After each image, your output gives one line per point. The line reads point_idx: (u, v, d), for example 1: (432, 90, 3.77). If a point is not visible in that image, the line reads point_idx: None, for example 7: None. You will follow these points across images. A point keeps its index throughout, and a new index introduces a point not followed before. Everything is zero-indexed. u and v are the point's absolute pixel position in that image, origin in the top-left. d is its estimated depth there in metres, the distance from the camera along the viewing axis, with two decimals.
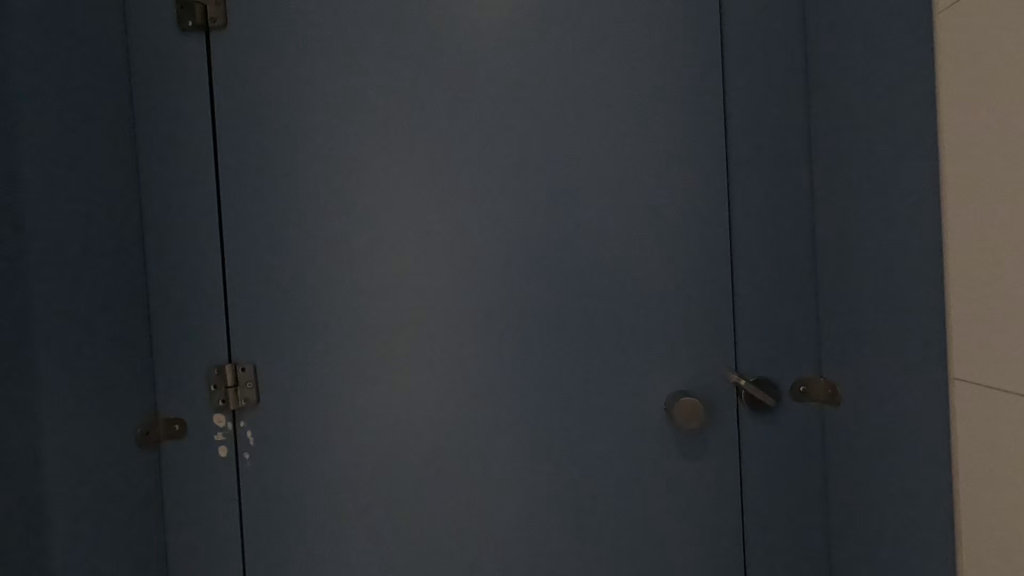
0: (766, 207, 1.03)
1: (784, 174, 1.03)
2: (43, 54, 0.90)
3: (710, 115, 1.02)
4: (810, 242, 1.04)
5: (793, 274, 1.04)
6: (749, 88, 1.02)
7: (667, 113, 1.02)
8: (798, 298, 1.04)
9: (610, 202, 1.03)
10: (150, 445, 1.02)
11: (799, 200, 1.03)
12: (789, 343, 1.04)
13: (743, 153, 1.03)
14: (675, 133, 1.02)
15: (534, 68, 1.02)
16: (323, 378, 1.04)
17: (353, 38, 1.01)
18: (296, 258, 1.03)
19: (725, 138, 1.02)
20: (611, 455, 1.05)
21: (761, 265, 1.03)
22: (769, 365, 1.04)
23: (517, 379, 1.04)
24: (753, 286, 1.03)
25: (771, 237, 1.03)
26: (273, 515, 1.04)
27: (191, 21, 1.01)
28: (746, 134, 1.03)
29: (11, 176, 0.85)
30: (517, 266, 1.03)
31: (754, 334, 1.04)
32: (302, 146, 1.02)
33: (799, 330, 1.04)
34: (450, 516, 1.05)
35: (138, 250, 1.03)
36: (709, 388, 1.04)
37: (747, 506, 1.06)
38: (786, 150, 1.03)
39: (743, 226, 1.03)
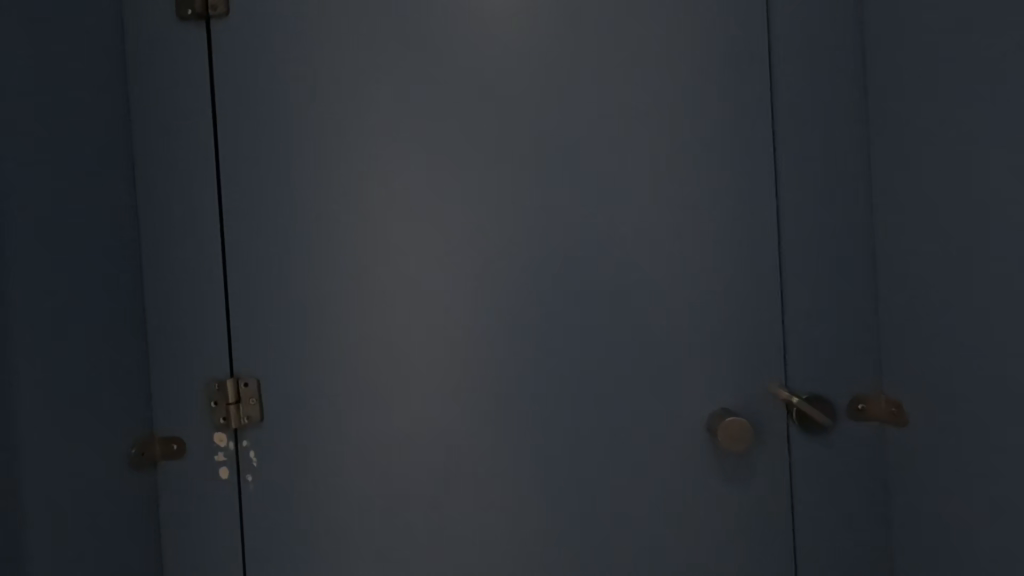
0: (813, 207, 0.95)
1: (831, 172, 0.95)
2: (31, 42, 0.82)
3: (755, 108, 0.94)
4: (861, 246, 0.96)
5: (842, 280, 0.96)
6: (792, 79, 0.95)
7: (705, 105, 0.94)
8: (847, 306, 0.96)
9: (642, 202, 0.95)
10: (145, 465, 0.95)
11: (849, 200, 0.95)
12: (837, 355, 0.96)
13: (790, 148, 0.95)
14: (713, 127, 0.94)
15: (560, 58, 0.94)
16: (332, 393, 0.96)
17: (367, 25, 0.94)
18: (310, 264, 0.95)
19: (771, 133, 0.95)
20: (646, 475, 0.97)
21: (806, 271, 0.96)
22: (814, 379, 0.96)
23: (545, 393, 0.96)
24: (797, 294, 0.96)
25: (817, 240, 0.95)
26: (278, 541, 0.97)
27: (191, 9, 0.94)
28: (790, 129, 0.95)
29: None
30: (546, 271, 0.95)
31: (803, 345, 0.96)
32: (316, 143, 0.95)
33: (847, 341, 0.96)
34: (465, 544, 0.97)
35: (134, 257, 0.95)
36: (751, 405, 0.96)
37: (797, 531, 0.98)
38: (835, 146, 0.95)
39: (791, 228, 0.95)
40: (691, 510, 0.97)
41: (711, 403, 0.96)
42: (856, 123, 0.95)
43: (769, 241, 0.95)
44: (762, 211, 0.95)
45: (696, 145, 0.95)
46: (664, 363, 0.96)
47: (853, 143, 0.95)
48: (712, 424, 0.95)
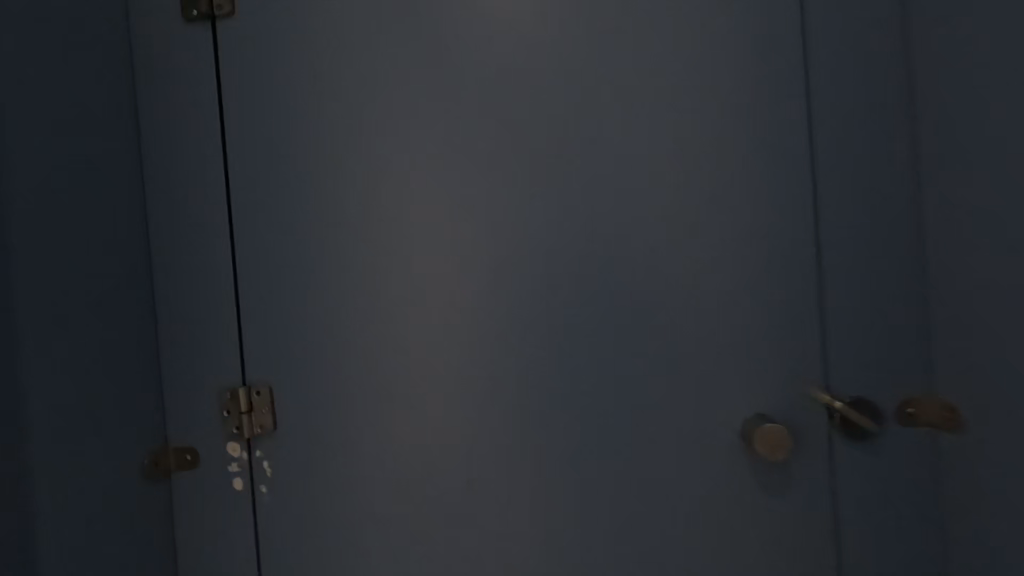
0: (849, 197, 0.90)
1: (865, 158, 0.90)
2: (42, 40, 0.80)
3: (786, 93, 0.89)
4: (900, 236, 0.90)
5: (878, 274, 0.90)
6: (826, 63, 0.90)
7: (731, 91, 0.89)
8: (885, 300, 0.90)
9: (667, 195, 0.90)
10: (158, 477, 0.92)
11: (886, 188, 0.90)
12: (874, 353, 0.91)
13: (826, 134, 0.90)
14: (738, 114, 0.89)
15: (576, 46, 0.90)
16: (346, 401, 0.93)
17: (376, 18, 0.91)
18: (323, 266, 0.93)
19: (806, 119, 0.90)
20: (676, 482, 0.92)
21: (840, 265, 0.90)
22: (852, 380, 0.91)
23: (567, 396, 0.92)
24: (832, 289, 0.91)
25: (851, 232, 0.90)
26: (293, 553, 0.94)
27: (197, 10, 0.92)
28: (822, 115, 0.90)
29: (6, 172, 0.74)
30: (567, 269, 0.91)
31: (844, 343, 0.91)
32: (326, 142, 0.92)
33: (887, 338, 0.91)
34: (483, 556, 0.93)
35: (145, 263, 0.93)
36: (788, 410, 0.91)
37: (841, 541, 0.92)
38: (869, 132, 0.90)
39: (831, 219, 0.90)
40: (723, 519, 0.92)
41: (744, 407, 0.91)
42: (891, 107, 0.89)
43: (802, 234, 0.90)
44: (793, 202, 0.90)
45: (722, 134, 0.90)
46: (691, 365, 0.91)
47: (890, 129, 0.89)
48: (748, 431, 0.90)
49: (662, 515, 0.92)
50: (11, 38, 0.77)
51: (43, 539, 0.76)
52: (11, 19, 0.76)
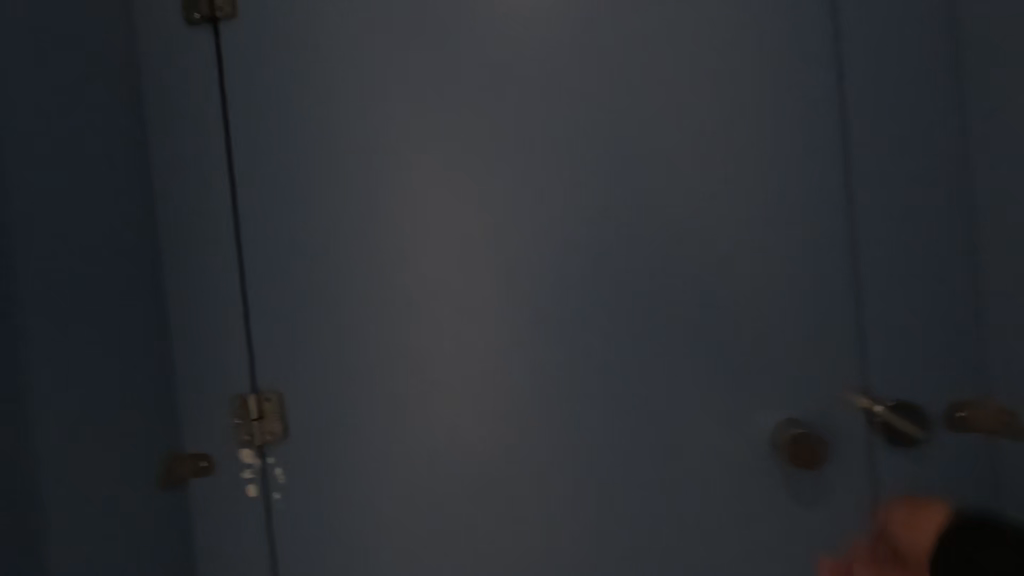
0: (884, 186, 0.84)
1: (901, 144, 0.84)
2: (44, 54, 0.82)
3: (816, 73, 0.83)
4: (938, 226, 0.85)
5: (916, 267, 0.85)
6: (860, 41, 0.84)
7: (754, 73, 0.84)
8: (925, 296, 0.85)
9: (686, 186, 0.85)
10: (173, 484, 0.91)
11: (922, 176, 0.84)
12: (915, 351, 0.85)
13: (862, 117, 0.84)
14: (761, 97, 0.84)
15: (586, 32, 0.85)
16: (356, 407, 0.91)
17: (380, 13, 0.88)
18: (332, 270, 0.91)
19: (839, 100, 0.84)
20: (700, 488, 0.87)
21: (876, 258, 0.85)
22: (892, 380, 0.85)
23: (582, 399, 0.88)
24: (867, 284, 0.85)
25: (887, 223, 0.84)
26: (306, 561, 0.93)
27: (198, 12, 0.90)
28: (853, 96, 0.84)
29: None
30: (578, 266, 0.87)
31: (886, 341, 0.85)
32: (333, 143, 0.90)
33: (926, 335, 0.85)
34: (499, 568, 0.91)
35: (153, 268, 0.92)
36: (823, 414, 0.85)
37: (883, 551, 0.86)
38: (902, 115, 0.84)
39: (868, 208, 0.84)
40: (752, 529, 0.87)
41: (773, 411, 0.86)
42: (926, 90, 0.84)
43: (832, 225, 0.84)
44: (822, 191, 0.84)
45: (744, 120, 0.84)
46: (715, 366, 0.86)
47: (925, 112, 0.84)
48: (778, 437, 0.85)
49: (687, 526, 0.88)
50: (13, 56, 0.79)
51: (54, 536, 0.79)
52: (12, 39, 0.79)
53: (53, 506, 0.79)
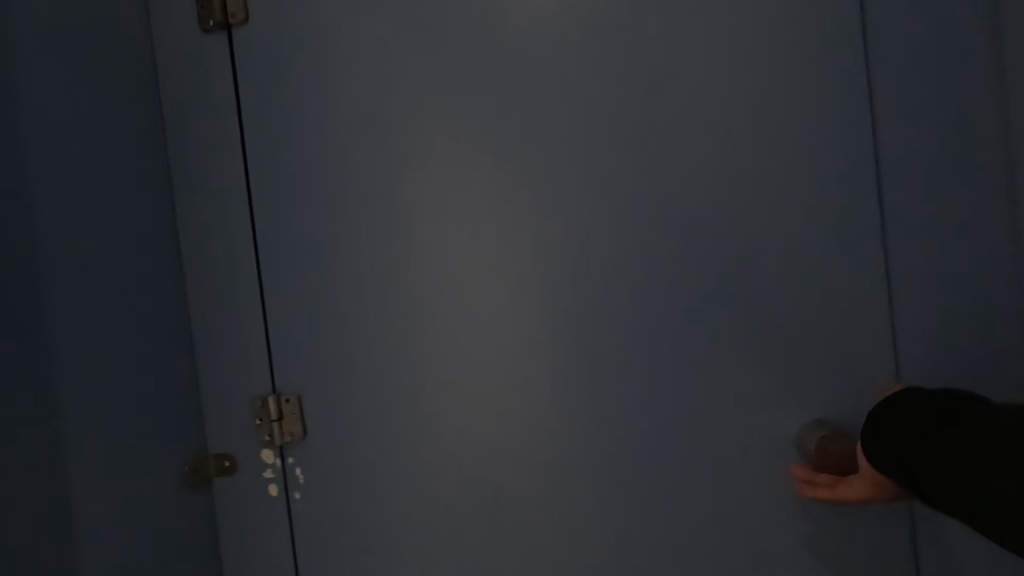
0: (917, 174, 0.80)
1: (938, 129, 0.79)
2: (66, 67, 0.84)
3: (842, 57, 0.79)
4: (981, 216, 0.79)
5: (956, 259, 0.80)
6: (890, 20, 0.79)
7: (775, 59, 0.80)
8: (966, 291, 0.80)
9: (705, 179, 0.82)
10: (200, 483, 0.94)
11: (962, 163, 0.79)
12: (954, 349, 0.81)
13: (891, 101, 0.79)
14: (784, 83, 0.80)
15: (598, 23, 0.82)
16: (373, 409, 0.92)
17: (389, 12, 0.87)
18: (347, 271, 0.91)
19: (866, 84, 0.79)
20: (723, 490, 0.85)
21: (909, 250, 0.80)
22: (925, 379, 0.81)
23: (600, 399, 0.86)
24: (899, 278, 0.81)
25: (921, 214, 0.80)
26: (328, 559, 0.94)
27: (212, 20, 0.92)
28: (882, 80, 0.79)
29: (15, 191, 0.79)
30: (593, 263, 0.85)
31: (919, 337, 0.81)
32: (346, 145, 0.90)
33: (967, 332, 0.81)
34: (518, 570, 0.90)
35: (177, 273, 0.94)
36: (851, 415, 0.82)
37: (919, 558, 0.82)
38: (939, 98, 0.79)
39: (898, 198, 0.80)
40: (778, 533, 0.84)
41: (799, 411, 0.83)
42: (966, 70, 0.78)
43: (862, 217, 0.80)
44: (849, 181, 0.80)
45: (765, 110, 0.80)
46: (738, 365, 0.83)
47: (966, 94, 0.79)
48: (803, 439, 0.82)
49: (710, 530, 0.85)
50: (39, 68, 0.82)
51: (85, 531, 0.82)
52: (37, 56, 0.82)
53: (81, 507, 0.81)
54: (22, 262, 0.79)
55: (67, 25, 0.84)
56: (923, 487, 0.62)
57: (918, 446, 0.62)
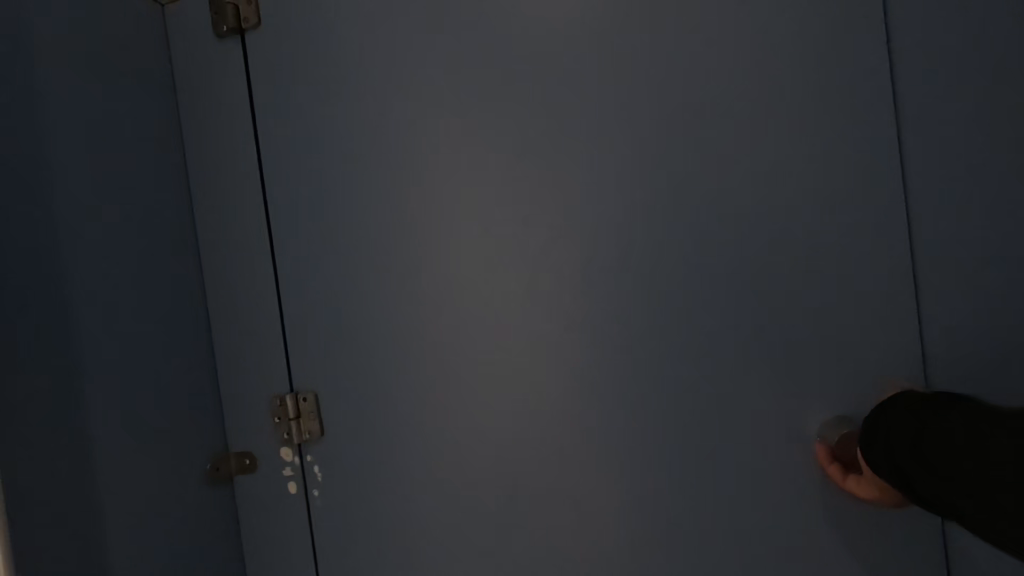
0: (940, 160, 0.77)
1: (963, 113, 0.76)
2: (89, 66, 0.85)
3: (859, 38, 0.77)
4: (1013, 202, 0.76)
5: (985, 248, 0.76)
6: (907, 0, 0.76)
7: (790, 43, 0.78)
8: (998, 281, 0.76)
9: (719, 168, 0.80)
10: (221, 480, 0.99)
11: (990, 148, 0.76)
12: (988, 344, 0.77)
13: (912, 83, 0.77)
14: (800, 67, 0.78)
15: (605, 13, 0.81)
16: (384, 407, 0.93)
17: (397, 11, 0.88)
18: (359, 270, 0.92)
19: (886, 66, 0.77)
20: (740, 488, 0.83)
21: (934, 240, 0.77)
22: (955, 374, 0.78)
23: (614, 395, 0.85)
24: (924, 268, 0.78)
25: (948, 202, 0.77)
26: (345, 554, 0.96)
27: (226, 25, 0.95)
28: (901, 62, 0.77)
29: (45, 184, 0.78)
30: (603, 257, 0.84)
31: (946, 329, 0.78)
32: (357, 144, 0.91)
33: (1003, 325, 0.76)
34: (528, 570, 0.90)
35: (196, 271, 0.99)
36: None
37: (950, 559, 0.79)
38: (963, 80, 0.76)
39: (922, 184, 0.77)
40: (796, 534, 0.82)
41: (821, 407, 0.80)
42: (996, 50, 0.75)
43: (886, 206, 0.77)
44: (870, 168, 0.77)
45: (781, 96, 0.78)
46: (754, 361, 0.81)
47: (995, 77, 0.75)
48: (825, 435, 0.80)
49: (725, 531, 0.83)
50: (63, 64, 0.82)
51: (116, 526, 0.82)
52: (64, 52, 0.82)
53: (115, 500, 0.82)
54: (52, 258, 0.77)
55: (87, 26, 0.85)
56: (909, 481, 0.64)
57: (913, 454, 0.63)
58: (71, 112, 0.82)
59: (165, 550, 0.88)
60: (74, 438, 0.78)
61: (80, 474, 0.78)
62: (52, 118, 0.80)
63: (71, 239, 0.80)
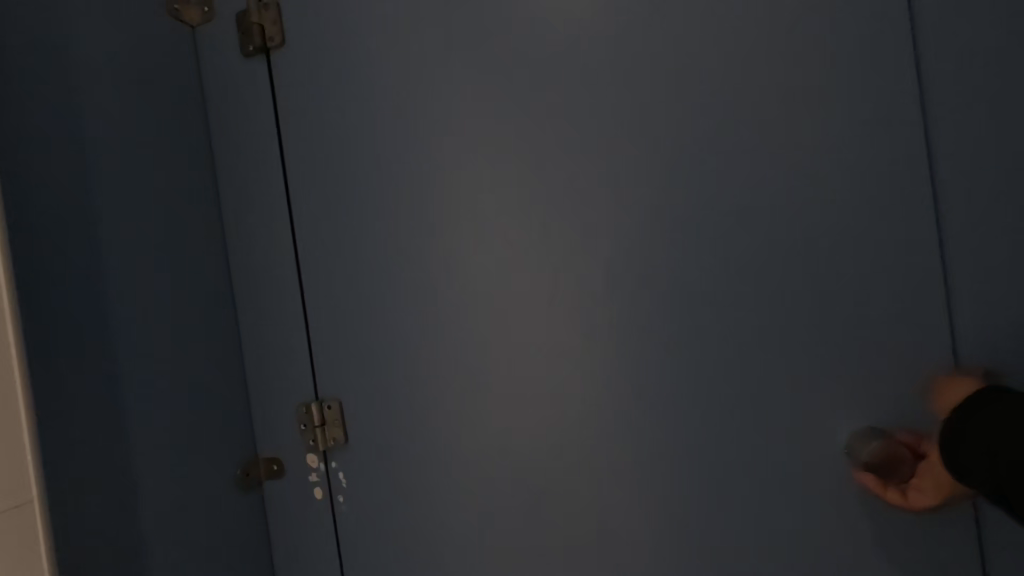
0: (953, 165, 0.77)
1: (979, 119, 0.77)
2: (122, 91, 0.90)
3: (869, 45, 0.77)
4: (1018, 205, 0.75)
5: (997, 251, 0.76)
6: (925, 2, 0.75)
7: (799, 52, 0.79)
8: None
9: (730, 174, 0.81)
10: (251, 485, 1.02)
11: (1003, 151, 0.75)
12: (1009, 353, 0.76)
13: (925, 88, 0.77)
14: (809, 75, 0.79)
15: (617, 27, 0.83)
16: (405, 413, 0.96)
17: (415, 28, 0.91)
18: (382, 279, 0.95)
19: (899, 70, 0.77)
20: (756, 493, 0.83)
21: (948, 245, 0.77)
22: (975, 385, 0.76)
23: (628, 398, 0.87)
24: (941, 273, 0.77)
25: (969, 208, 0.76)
26: (370, 557, 0.99)
27: (253, 45, 0.99)
28: (916, 66, 0.76)
29: (81, 203, 0.83)
30: (618, 262, 0.86)
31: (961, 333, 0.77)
32: (377, 156, 0.94)
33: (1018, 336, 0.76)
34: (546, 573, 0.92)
35: (226, 280, 1.02)
36: (902, 418, 0.79)
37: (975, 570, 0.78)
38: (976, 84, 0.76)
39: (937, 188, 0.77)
40: (815, 540, 0.82)
41: (841, 414, 0.80)
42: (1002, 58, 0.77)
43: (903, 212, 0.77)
44: (884, 173, 0.78)
45: (794, 103, 0.79)
46: (770, 367, 0.82)
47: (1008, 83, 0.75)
48: (859, 443, 0.79)
49: (741, 537, 0.84)
50: (98, 90, 0.87)
51: (151, 525, 0.86)
52: (100, 79, 0.88)
53: (149, 500, 0.87)
54: (88, 272, 0.82)
55: (122, 53, 0.91)
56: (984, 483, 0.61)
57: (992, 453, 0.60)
58: (107, 137, 0.87)
59: (198, 550, 0.92)
60: (111, 440, 0.82)
61: (117, 473, 0.83)
62: (89, 141, 0.85)
63: (106, 253, 0.85)
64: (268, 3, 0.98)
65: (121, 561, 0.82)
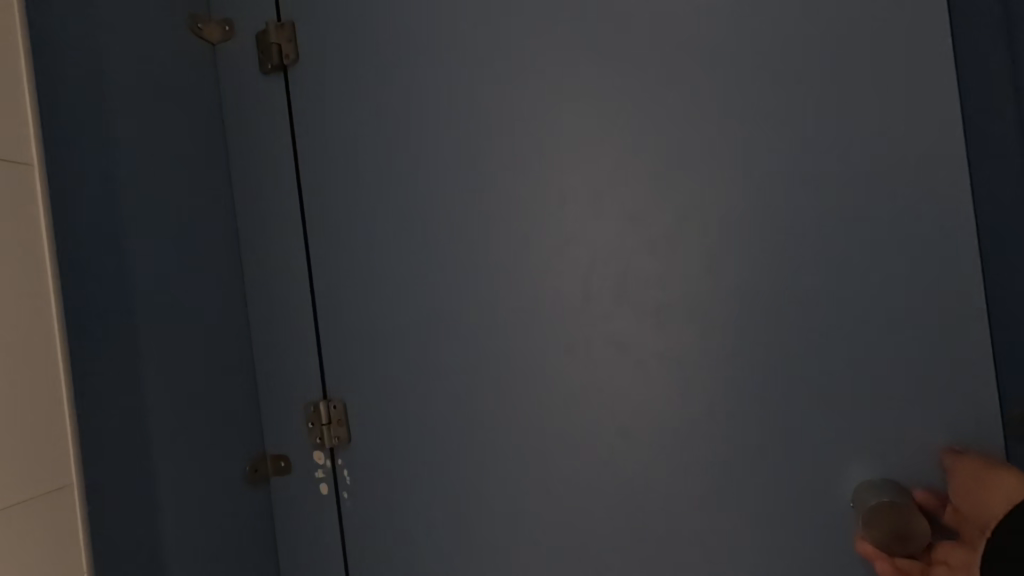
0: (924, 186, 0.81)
1: None
2: (148, 103, 0.96)
3: None
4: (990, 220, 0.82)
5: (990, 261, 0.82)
6: None
7: (780, 81, 0.85)
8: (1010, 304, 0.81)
9: (717, 192, 0.88)
10: (259, 481, 1.06)
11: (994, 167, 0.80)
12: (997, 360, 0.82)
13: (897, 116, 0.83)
14: (788, 103, 0.85)
15: (613, 55, 0.91)
16: (409, 412, 1.01)
17: (425, 52, 0.98)
18: (390, 285, 1.00)
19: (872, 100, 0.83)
20: (740, 490, 0.89)
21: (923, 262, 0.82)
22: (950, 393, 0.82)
23: (621, 399, 0.92)
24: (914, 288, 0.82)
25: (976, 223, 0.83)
26: (373, 550, 1.03)
27: (271, 63, 1.05)
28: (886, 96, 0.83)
29: (111, 208, 0.88)
30: (611, 272, 0.92)
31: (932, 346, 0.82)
32: (387, 169, 1.00)
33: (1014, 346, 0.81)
34: (543, 568, 0.97)
35: (239, 284, 1.07)
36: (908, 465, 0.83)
37: None
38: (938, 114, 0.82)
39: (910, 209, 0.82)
40: (796, 536, 0.87)
41: (818, 418, 0.86)
42: None
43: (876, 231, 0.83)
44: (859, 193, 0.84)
45: (774, 129, 0.86)
46: (753, 374, 0.88)
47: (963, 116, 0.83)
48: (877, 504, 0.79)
49: (727, 535, 0.90)
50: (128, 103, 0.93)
51: (167, 515, 0.90)
52: (130, 93, 0.93)
53: (166, 491, 0.91)
54: (116, 273, 0.87)
55: (150, 68, 0.97)
56: None
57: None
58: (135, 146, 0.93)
59: (206, 540, 0.96)
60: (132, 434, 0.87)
61: (137, 465, 0.87)
62: (120, 150, 0.91)
63: (132, 255, 0.90)
64: (285, 23, 1.04)
65: (137, 552, 0.85)
